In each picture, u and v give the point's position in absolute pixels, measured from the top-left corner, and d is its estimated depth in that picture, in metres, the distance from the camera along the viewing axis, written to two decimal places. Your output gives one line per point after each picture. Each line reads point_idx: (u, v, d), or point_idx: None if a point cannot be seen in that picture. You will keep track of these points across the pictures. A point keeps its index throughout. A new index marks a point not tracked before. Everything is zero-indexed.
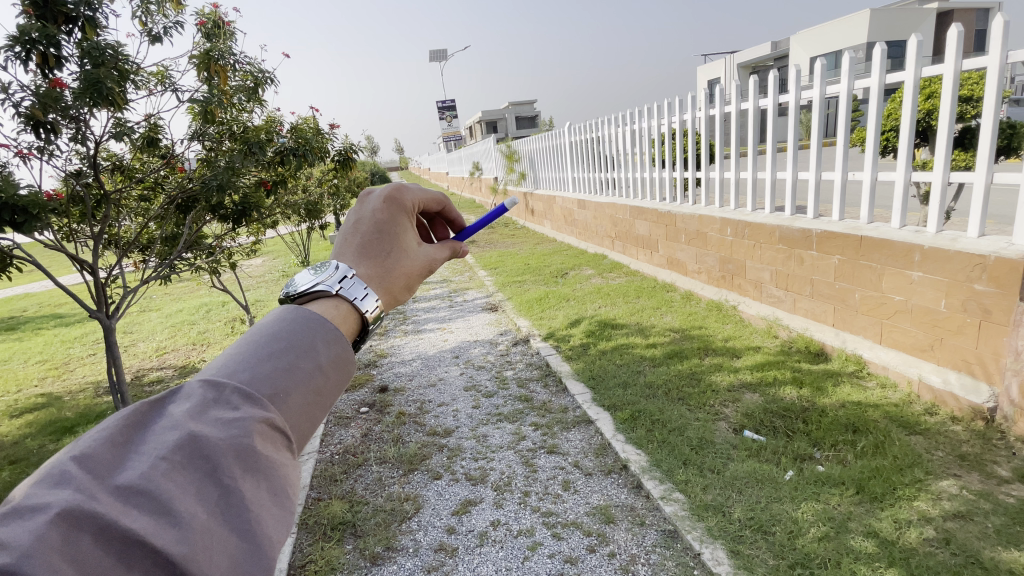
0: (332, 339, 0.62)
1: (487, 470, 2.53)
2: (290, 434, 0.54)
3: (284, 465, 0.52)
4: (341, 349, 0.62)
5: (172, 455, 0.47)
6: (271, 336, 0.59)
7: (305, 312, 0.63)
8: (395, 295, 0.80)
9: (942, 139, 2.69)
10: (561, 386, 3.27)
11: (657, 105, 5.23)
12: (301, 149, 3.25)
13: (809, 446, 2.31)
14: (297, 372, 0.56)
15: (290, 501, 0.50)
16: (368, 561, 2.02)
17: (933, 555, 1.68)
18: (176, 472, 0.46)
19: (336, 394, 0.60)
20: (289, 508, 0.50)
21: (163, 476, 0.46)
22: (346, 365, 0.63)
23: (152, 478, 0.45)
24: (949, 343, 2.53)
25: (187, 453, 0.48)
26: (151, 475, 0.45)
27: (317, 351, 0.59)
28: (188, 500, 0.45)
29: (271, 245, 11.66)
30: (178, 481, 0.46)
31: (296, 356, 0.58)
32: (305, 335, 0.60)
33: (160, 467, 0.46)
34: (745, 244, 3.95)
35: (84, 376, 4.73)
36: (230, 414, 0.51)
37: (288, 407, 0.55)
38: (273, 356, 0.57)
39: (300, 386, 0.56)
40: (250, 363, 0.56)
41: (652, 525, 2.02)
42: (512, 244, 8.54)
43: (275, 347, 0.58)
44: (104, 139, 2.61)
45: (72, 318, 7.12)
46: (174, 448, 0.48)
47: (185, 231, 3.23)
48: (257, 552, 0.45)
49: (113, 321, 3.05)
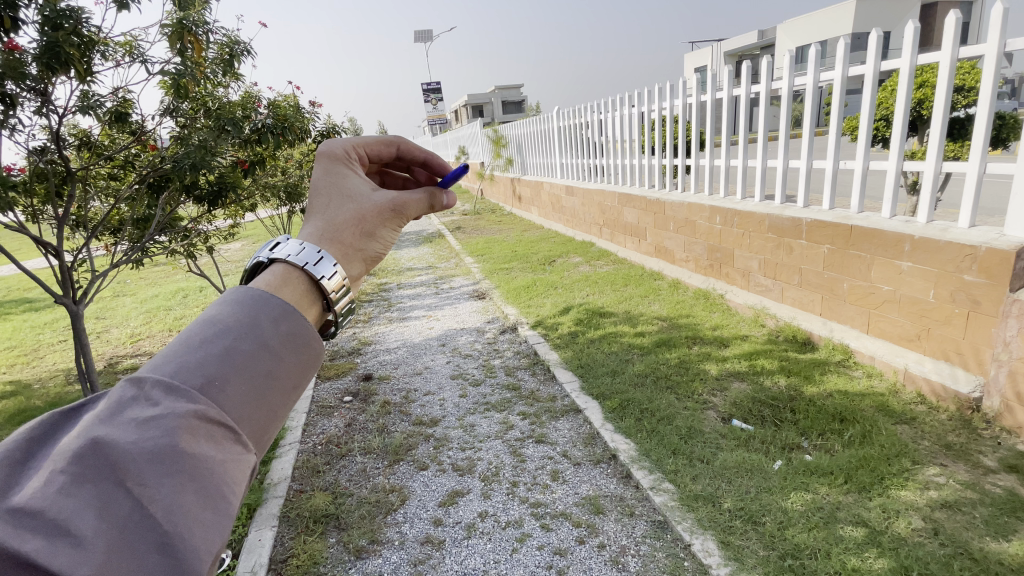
0: (278, 315, 0.64)
1: (474, 460, 2.49)
2: (227, 424, 0.57)
3: (217, 462, 0.55)
4: (288, 324, 0.64)
5: (72, 468, 0.51)
6: (208, 322, 0.62)
7: (250, 290, 0.66)
8: (354, 242, 0.86)
9: (935, 129, 2.67)
10: (549, 374, 3.23)
11: (647, 90, 5.15)
12: (281, 127, 3.10)
13: (797, 436, 2.31)
14: (229, 359, 0.59)
15: (219, 500, 0.54)
16: (352, 555, 1.97)
17: (922, 545, 1.69)
18: (78, 485, 0.50)
19: (286, 369, 0.63)
20: (218, 508, 0.53)
21: (61, 492, 0.50)
22: (301, 339, 0.65)
23: (52, 494, 0.49)
24: (936, 334, 2.55)
25: (90, 463, 0.52)
26: (49, 492, 0.49)
27: (259, 329, 0.62)
28: (90, 516, 0.49)
29: (250, 229, 11.36)
30: (78, 494, 0.50)
31: (232, 340, 0.60)
32: (248, 318, 0.62)
33: (60, 481, 0.50)
34: (734, 233, 3.93)
35: (54, 364, 4.53)
36: (147, 413, 0.55)
37: (220, 397, 0.58)
38: (203, 346, 0.59)
39: (233, 376, 0.59)
40: (177, 356, 0.59)
41: (642, 515, 2.00)
42: (498, 231, 8.44)
43: (207, 335, 0.60)
44: (69, 112, 2.43)
45: (41, 303, 6.82)
46: (75, 459, 0.51)
47: (157, 213, 3.07)
48: (172, 563, 0.49)
49: (80, 308, 2.89)
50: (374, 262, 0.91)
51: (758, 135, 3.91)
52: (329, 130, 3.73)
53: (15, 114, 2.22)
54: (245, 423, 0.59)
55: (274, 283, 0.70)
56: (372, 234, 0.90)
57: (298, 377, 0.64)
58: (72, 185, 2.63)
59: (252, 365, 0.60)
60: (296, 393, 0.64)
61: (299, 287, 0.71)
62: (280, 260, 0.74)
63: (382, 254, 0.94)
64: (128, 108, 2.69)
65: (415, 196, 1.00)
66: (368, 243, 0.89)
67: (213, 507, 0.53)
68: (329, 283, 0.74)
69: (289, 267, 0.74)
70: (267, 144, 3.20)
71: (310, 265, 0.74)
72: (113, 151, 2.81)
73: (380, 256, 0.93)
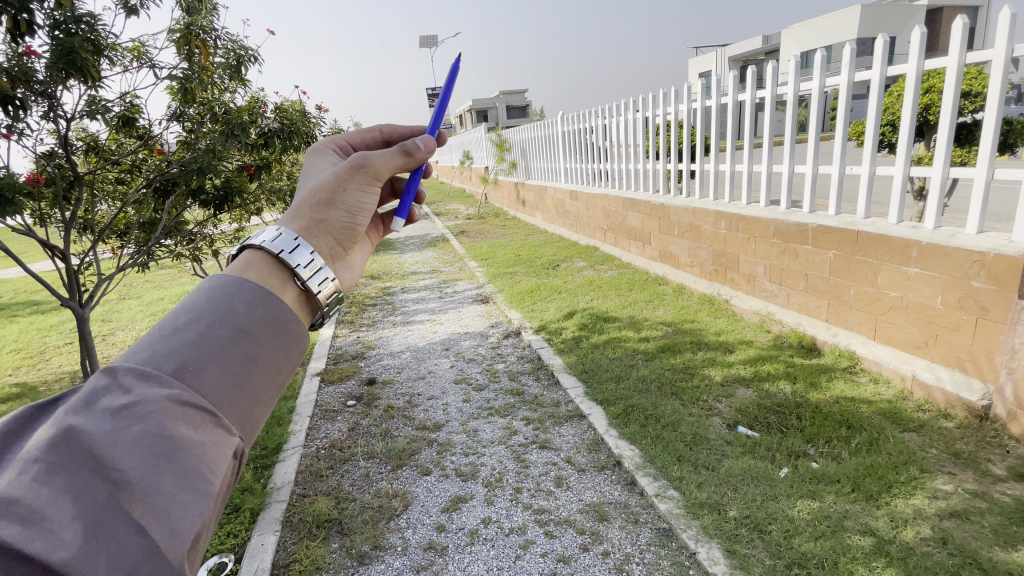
0: (253, 299, 0.65)
1: (477, 466, 2.47)
2: (206, 406, 0.57)
3: (197, 444, 0.55)
4: (264, 308, 0.64)
5: (47, 456, 0.51)
6: (183, 308, 0.62)
7: (223, 277, 0.66)
8: (313, 211, 0.87)
9: (942, 134, 2.66)
10: (553, 380, 3.22)
11: (652, 95, 5.15)
12: (289, 133, 3.14)
13: (803, 443, 2.29)
14: (205, 343, 0.59)
15: (199, 483, 0.54)
16: (354, 560, 1.96)
17: (931, 555, 1.67)
18: (52, 474, 0.50)
19: (266, 352, 0.63)
20: (198, 490, 0.53)
21: (35, 480, 0.49)
22: (279, 320, 0.65)
23: (26, 484, 0.49)
24: (944, 340, 2.53)
25: (64, 452, 0.51)
26: (23, 480, 0.49)
27: (234, 313, 0.62)
28: (67, 502, 0.49)
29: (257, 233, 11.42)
30: (53, 481, 0.50)
31: (207, 325, 0.60)
32: (223, 301, 0.63)
33: (33, 470, 0.50)
34: (739, 238, 3.91)
35: (60, 366, 4.55)
36: (122, 401, 0.55)
37: (197, 380, 0.58)
38: (180, 331, 0.59)
39: (211, 358, 0.59)
40: (152, 344, 0.59)
41: (647, 523, 1.98)
42: (502, 235, 8.44)
43: (181, 321, 0.60)
44: (77, 116, 2.45)
45: (49, 306, 6.88)
46: (49, 448, 0.51)
47: (163, 216, 3.08)
48: (152, 546, 0.49)
49: (86, 311, 2.90)
50: (345, 232, 0.92)
51: (763, 140, 3.90)
52: None
53: (24, 119, 2.23)
54: (227, 405, 0.59)
55: (244, 270, 0.70)
56: (334, 201, 0.91)
57: (280, 360, 0.65)
58: (79, 188, 2.64)
59: (229, 348, 0.60)
60: (279, 376, 0.64)
61: (267, 267, 0.71)
62: (246, 249, 0.75)
63: (354, 219, 0.94)
64: (135, 113, 2.71)
65: (377, 154, 1.01)
66: (332, 211, 0.90)
67: (192, 491, 0.53)
68: (299, 260, 0.74)
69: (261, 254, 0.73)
70: (273, 148, 3.22)
71: (285, 253, 0.74)
72: (119, 156, 2.84)
73: (350, 224, 0.93)
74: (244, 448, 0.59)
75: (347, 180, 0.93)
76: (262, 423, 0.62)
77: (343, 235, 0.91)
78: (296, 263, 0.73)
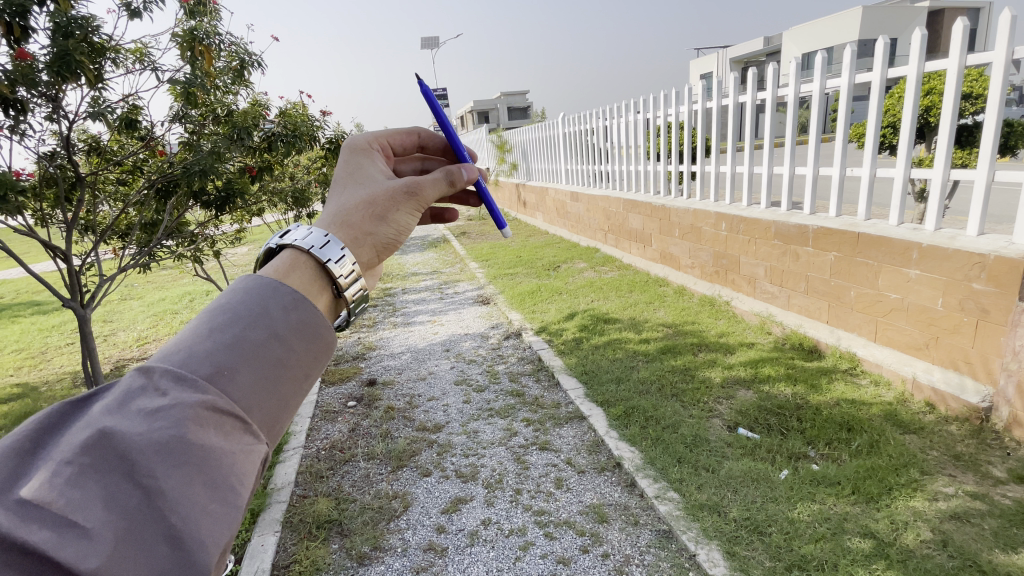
0: (289, 304, 0.65)
1: (477, 467, 2.48)
2: (237, 412, 0.57)
3: (227, 452, 0.55)
4: (298, 313, 0.65)
5: (80, 459, 0.51)
6: (219, 310, 0.63)
7: (260, 278, 0.67)
8: (364, 224, 0.88)
9: (942, 136, 2.66)
10: (553, 381, 3.22)
11: (653, 97, 5.15)
12: (290, 135, 3.14)
13: (803, 445, 2.29)
14: (239, 347, 0.59)
15: (228, 492, 0.54)
16: (355, 561, 1.96)
17: (931, 557, 1.66)
18: (84, 477, 0.50)
19: (296, 358, 0.63)
20: (226, 499, 0.53)
21: (67, 484, 0.49)
22: (310, 327, 0.66)
23: (58, 486, 0.49)
24: (944, 342, 2.53)
25: (97, 454, 0.52)
26: (56, 483, 0.49)
27: (269, 319, 0.63)
28: (97, 509, 0.49)
29: (257, 234, 11.44)
30: (83, 486, 0.50)
31: (243, 328, 0.61)
32: (260, 304, 0.63)
33: (66, 472, 0.50)
34: (739, 239, 3.92)
35: (61, 367, 4.56)
36: (156, 404, 0.55)
37: (229, 386, 0.58)
38: (215, 333, 0.60)
39: (245, 364, 0.59)
40: (188, 346, 0.59)
41: (647, 524, 1.98)
42: (503, 236, 8.45)
43: (216, 324, 0.61)
44: (79, 118, 2.46)
45: (50, 307, 6.89)
46: (82, 450, 0.51)
47: (165, 217, 3.09)
48: (180, 557, 0.49)
49: (87, 312, 2.90)
50: (387, 248, 0.93)
51: (763, 142, 3.90)
52: (337, 138, 3.74)
53: (27, 120, 2.24)
54: (255, 411, 0.59)
55: (282, 268, 0.72)
56: (383, 216, 0.92)
57: (308, 367, 0.65)
58: (81, 189, 2.65)
59: (262, 354, 0.60)
60: (306, 382, 0.65)
61: (308, 272, 0.73)
62: (286, 248, 0.77)
63: (397, 239, 0.95)
64: (138, 114, 2.72)
65: (428, 179, 1.02)
66: (378, 227, 0.91)
67: (220, 501, 0.53)
68: (340, 268, 0.75)
69: (297, 251, 0.75)
70: (274, 150, 3.23)
71: (316, 249, 0.76)
72: (122, 157, 2.85)
73: (394, 241, 0.94)
74: (270, 455, 0.60)
75: (397, 202, 0.94)
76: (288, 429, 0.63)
77: (384, 251, 0.92)
78: (337, 270, 0.75)
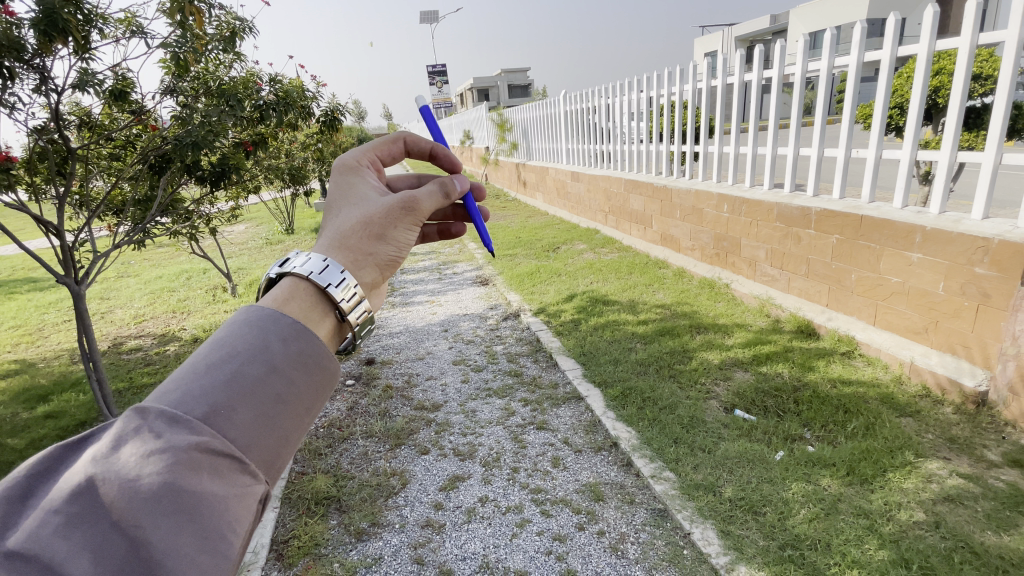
0: (288, 336, 0.65)
1: (475, 445, 2.49)
2: (232, 453, 0.56)
3: (220, 498, 0.54)
4: (298, 345, 0.65)
5: (68, 508, 0.51)
6: (216, 346, 0.63)
7: (260, 309, 0.67)
8: (362, 244, 0.89)
9: (950, 118, 2.60)
10: (551, 361, 3.22)
11: (656, 75, 5.03)
12: (284, 107, 3.09)
13: (799, 427, 2.30)
14: (237, 384, 0.59)
15: (218, 539, 0.52)
16: (352, 536, 1.98)
17: (923, 538, 1.68)
18: (72, 526, 0.50)
19: (297, 392, 0.63)
20: (216, 546, 0.52)
21: (55, 534, 0.49)
22: (310, 358, 0.65)
23: (46, 536, 0.49)
24: (944, 327, 2.52)
25: (86, 502, 0.52)
26: (43, 534, 0.49)
27: (267, 352, 0.63)
28: (84, 559, 0.48)
29: (253, 212, 11.30)
30: (68, 537, 0.50)
31: (238, 365, 0.60)
32: (258, 337, 0.63)
33: (55, 521, 0.50)
34: (741, 221, 3.88)
35: (58, 344, 4.55)
36: (148, 447, 0.54)
37: (226, 426, 0.57)
38: (212, 371, 0.60)
39: (241, 402, 0.59)
40: (185, 384, 0.59)
41: (642, 503, 2.00)
42: (502, 217, 8.38)
43: (213, 361, 0.60)
44: (67, 89, 2.38)
45: (47, 283, 6.87)
46: (72, 498, 0.51)
47: (158, 194, 3.03)
48: None
49: (82, 289, 2.85)
50: (387, 267, 0.94)
51: (768, 123, 3.81)
52: (333, 112, 3.67)
53: (13, 90, 2.17)
54: (253, 450, 0.59)
55: (282, 296, 0.72)
56: (384, 235, 0.94)
57: (308, 400, 0.64)
58: (72, 164, 2.58)
59: (261, 391, 0.60)
60: (307, 416, 0.64)
61: (309, 299, 0.73)
62: (289, 276, 0.76)
63: (397, 256, 0.97)
64: (127, 85, 2.63)
65: (426, 191, 1.02)
66: (378, 245, 0.92)
67: (211, 548, 0.52)
68: (341, 293, 0.75)
69: (296, 280, 0.76)
70: (269, 124, 3.18)
71: (316, 274, 0.76)
72: (113, 130, 2.76)
73: (395, 259, 0.96)
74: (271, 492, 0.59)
75: (396, 218, 0.95)
76: (287, 465, 0.62)
77: (385, 270, 0.94)
78: (338, 295, 0.75)
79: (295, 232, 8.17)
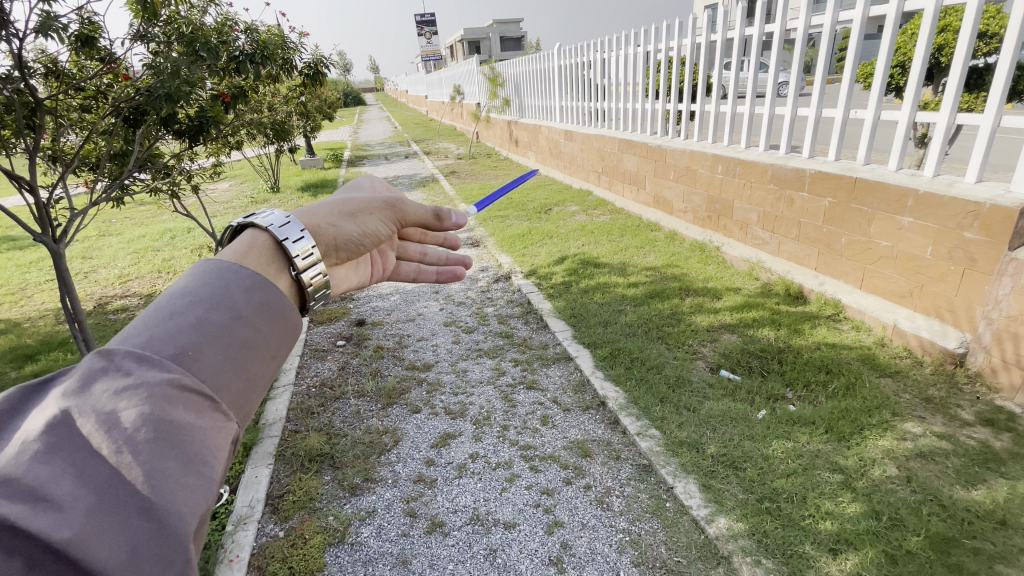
0: (250, 285, 0.66)
1: (466, 404, 2.53)
2: (205, 390, 0.57)
3: (199, 429, 0.54)
4: (260, 294, 0.66)
5: (45, 437, 0.49)
6: (179, 294, 0.62)
7: (220, 262, 0.68)
8: (330, 216, 0.93)
9: (952, 78, 2.54)
10: (542, 323, 3.24)
11: (654, 28, 4.83)
12: (261, 57, 2.94)
13: (782, 387, 2.36)
14: (204, 328, 0.59)
15: (201, 466, 0.52)
16: (346, 491, 2.03)
17: (894, 491, 1.77)
18: (50, 455, 0.49)
19: (264, 338, 0.64)
20: (200, 472, 0.52)
21: (35, 460, 0.48)
22: (273, 307, 0.66)
23: (26, 462, 0.47)
24: (929, 290, 2.56)
25: (62, 434, 0.50)
26: (21, 460, 0.47)
27: (231, 299, 0.63)
28: (67, 483, 0.48)
29: (237, 169, 10.95)
30: (48, 464, 0.48)
31: (204, 310, 0.61)
32: (220, 286, 0.64)
33: (33, 449, 0.49)
34: (734, 183, 3.84)
35: (43, 304, 4.47)
36: (120, 384, 0.54)
37: (196, 365, 0.57)
38: (177, 314, 0.60)
39: (211, 343, 0.59)
40: (149, 329, 0.58)
41: (628, 459, 2.07)
42: (494, 177, 8.21)
43: (178, 306, 0.60)
44: (29, 35, 2.22)
45: (26, 242, 6.68)
46: (47, 429, 0.50)
47: (135, 148, 2.90)
48: (160, 530, 0.48)
49: (61, 248, 2.77)
50: (346, 244, 0.96)
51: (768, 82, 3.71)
52: (315, 64, 3.49)
53: None
54: (224, 391, 0.59)
55: (242, 247, 0.73)
56: (354, 216, 0.98)
57: (274, 348, 0.65)
58: (41, 116, 2.45)
59: (228, 334, 0.61)
60: (275, 363, 0.65)
61: (267, 251, 0.75)
62: (250, 227, 0.78)
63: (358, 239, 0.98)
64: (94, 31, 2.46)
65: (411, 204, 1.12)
66: (344, 221, 0.95)
67: (195, 474, 0.52)
68: (298, 249, 0.77)
69: (257, 232, 0.77)
70: (246, 74, 3.02)
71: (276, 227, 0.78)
72: (82, 79, 2.60)
73: (356, 240, 0.98)
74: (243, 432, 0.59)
75: (372, 207, 1.02)
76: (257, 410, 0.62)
77: (344, 245, 0.95)
78: (294, 251, 0.76)
79: (281, 191, 7.96)
